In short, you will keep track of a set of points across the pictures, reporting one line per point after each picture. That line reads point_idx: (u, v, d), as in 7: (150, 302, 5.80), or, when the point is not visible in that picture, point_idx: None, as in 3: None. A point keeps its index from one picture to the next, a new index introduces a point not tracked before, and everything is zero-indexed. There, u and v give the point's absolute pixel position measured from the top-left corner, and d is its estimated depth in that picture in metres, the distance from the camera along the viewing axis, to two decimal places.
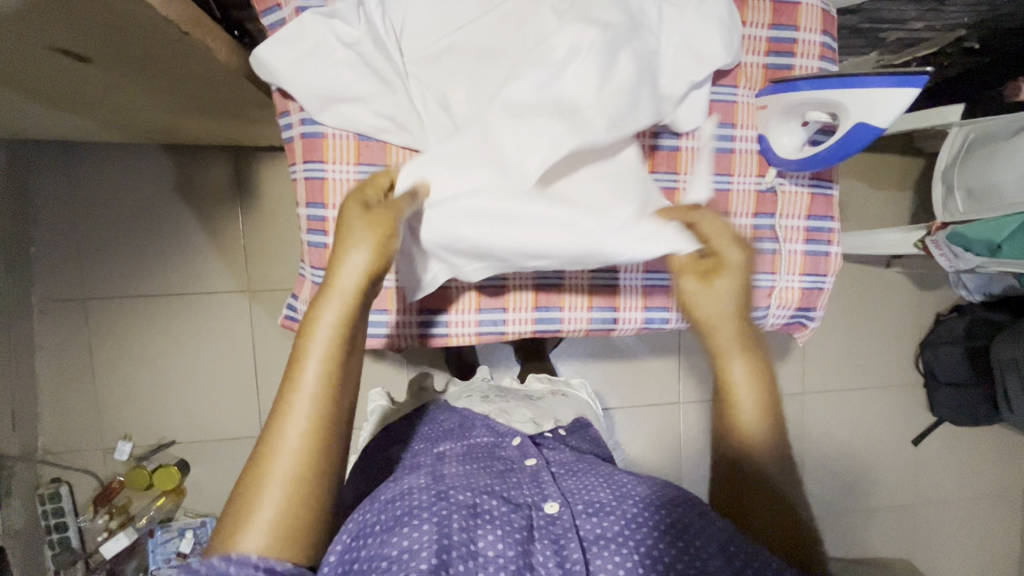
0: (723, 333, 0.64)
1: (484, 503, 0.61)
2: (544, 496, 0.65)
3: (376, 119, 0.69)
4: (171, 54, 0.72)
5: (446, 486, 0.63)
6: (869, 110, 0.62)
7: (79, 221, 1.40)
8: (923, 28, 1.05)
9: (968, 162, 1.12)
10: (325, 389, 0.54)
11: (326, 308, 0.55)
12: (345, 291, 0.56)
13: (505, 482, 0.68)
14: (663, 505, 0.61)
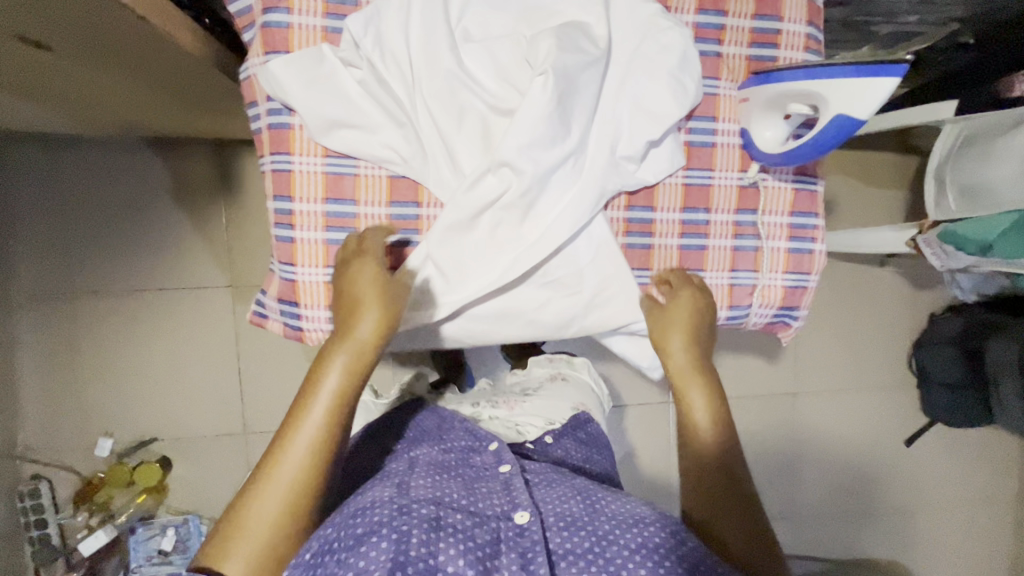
0: (675, 364, 0.71)
1: (447, 517, 0.57)
2: (515, 504, 0.61)
3: (381, 150, 0.68)
4: (133, 43, 0.70)
5: (409, 498, 0.59)
6: (847, 102, 0.60)
7: (59, 216, 1.38)
8: (915, 21, 1.03)
9: (963, 158, 1.10)
10: (318, 444, 0.59)
11: (335, 361, 0.62)
12: (354, 348, 0.63)
13: (473, 493, 0.63)
14: (638, 522, 0.58)
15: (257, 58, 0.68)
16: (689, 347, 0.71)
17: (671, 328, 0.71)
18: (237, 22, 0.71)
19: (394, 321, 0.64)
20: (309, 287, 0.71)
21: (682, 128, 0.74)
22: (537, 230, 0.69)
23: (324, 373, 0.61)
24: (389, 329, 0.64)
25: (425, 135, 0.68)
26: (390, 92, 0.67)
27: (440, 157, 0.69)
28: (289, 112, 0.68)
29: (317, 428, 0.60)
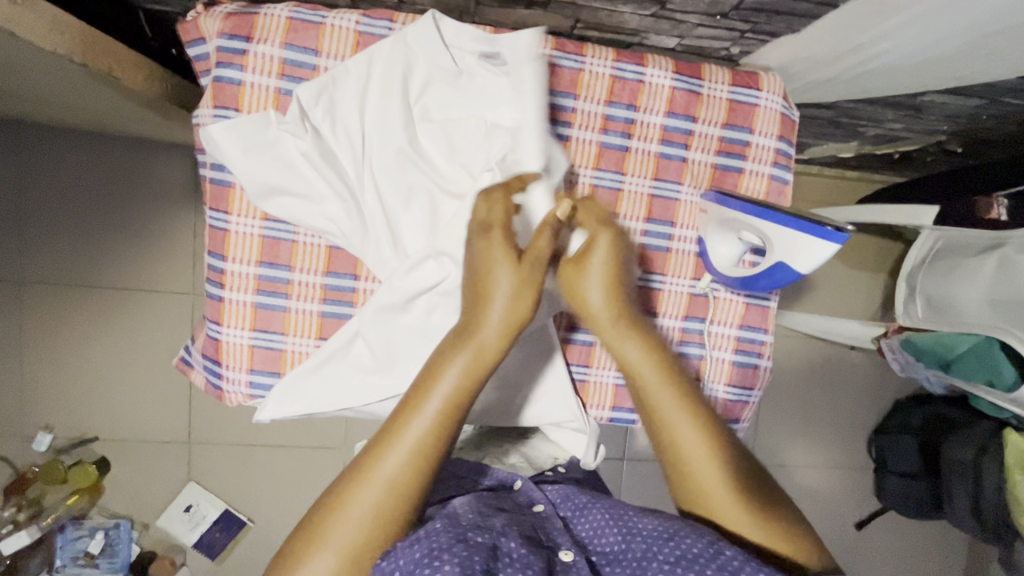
0: (601, 323, 0.61)
1: (505, 545, 0.50)
2: (558, 542, 0.55)
3: (320, 222, 0.65)
4: (80, 78, 0.67)
5: (463, 526, 0.51)
6: (790, 251, 0.59)
7: (22, 202, 1.35)
8: (902, 129, 1.01)
9: (933, 268, 1.08)
10: (423, 447, 0.53)
11: (455, 359, 0.54)
12: (480, 347, 0.55)
13: (516, 522, 0.56)
14: (672, 536, 0.51)
15: (208, 110, 0.66)
16: (608, 287, 0.60)
17: (586, 278, 0.60)
18: (194, 66, 0.68)
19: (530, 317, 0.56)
20: (232, 348, 0.68)
21: (637, 230, 0.72)
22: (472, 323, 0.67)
23: (439, 375, 0.54)
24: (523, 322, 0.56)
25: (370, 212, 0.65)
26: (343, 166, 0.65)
27: (382, 234, 0.65)
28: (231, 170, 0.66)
29: (425, 433, 0.53)
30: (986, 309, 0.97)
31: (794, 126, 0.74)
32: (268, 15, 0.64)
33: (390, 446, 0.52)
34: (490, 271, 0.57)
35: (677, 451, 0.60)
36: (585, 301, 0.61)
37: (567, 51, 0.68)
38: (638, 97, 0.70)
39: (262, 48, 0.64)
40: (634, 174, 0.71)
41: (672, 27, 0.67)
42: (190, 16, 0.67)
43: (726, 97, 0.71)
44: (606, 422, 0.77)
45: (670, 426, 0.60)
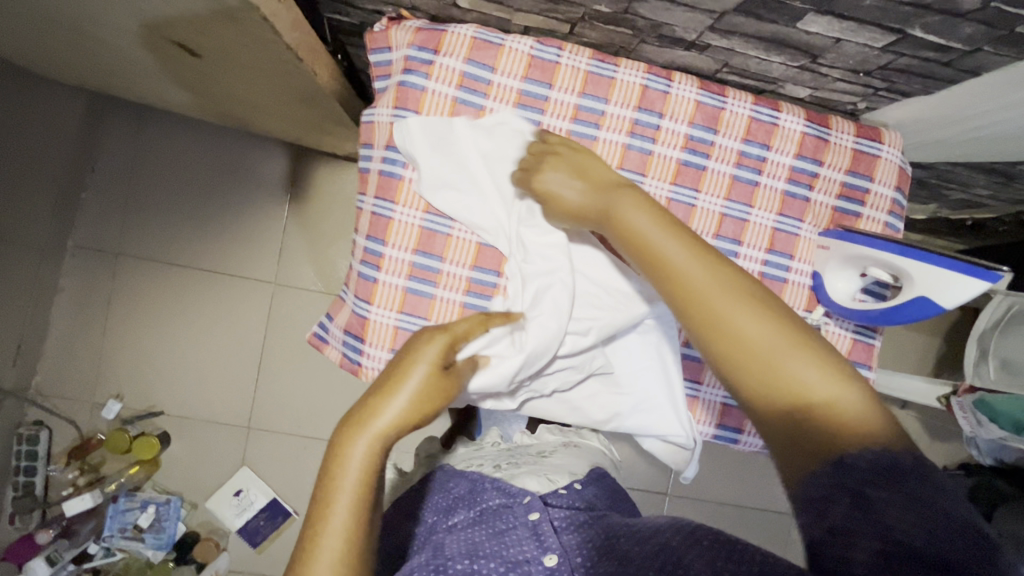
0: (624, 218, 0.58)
1: (482, 567, 0.63)
2: (544, 548, 0.66)
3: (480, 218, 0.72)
4: (277, 70, 0.75)
5: (444, 556, 0.65)
6: (934, 287, 0.64)
7: (133, 181, 1.44)
8: (988, 195, 1.07)
9: (1008, 333, 1.12)
10: (348, 540, 0.48)
11: (364, 430, 0.52)
12: (379, 431, 0.52)
13: (502, 542, 0.68)
14: (663, 551, 0.59)
15: (387, 110, 0.73)
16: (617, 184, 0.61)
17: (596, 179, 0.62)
18: (374, 70, 0.76)
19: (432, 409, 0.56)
20: (378, 327, 0.73)
21: (758, 259, 0.77)
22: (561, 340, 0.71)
23: (343, 460, 0.51)
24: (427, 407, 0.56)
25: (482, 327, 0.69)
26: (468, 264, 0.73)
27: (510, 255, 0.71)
28: (403, 164, 0.73)
29: (346, 524, 0.49)
30: None
31: (909, 179, 0.80)
32: (456, 33, 0.72)
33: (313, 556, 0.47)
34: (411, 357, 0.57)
35: (726, 325, 0.50)
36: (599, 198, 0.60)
37: (711, 93, 0.75)
38: (771, 138, 0.76)
39: (447, 60, 0.72)
40: (760, 208, 0.77)
41: (812, 79, 0.74)
42: (379, 27, 0.75)
43: (851, 146, 0.77)
44: (711, 439, 0.80)
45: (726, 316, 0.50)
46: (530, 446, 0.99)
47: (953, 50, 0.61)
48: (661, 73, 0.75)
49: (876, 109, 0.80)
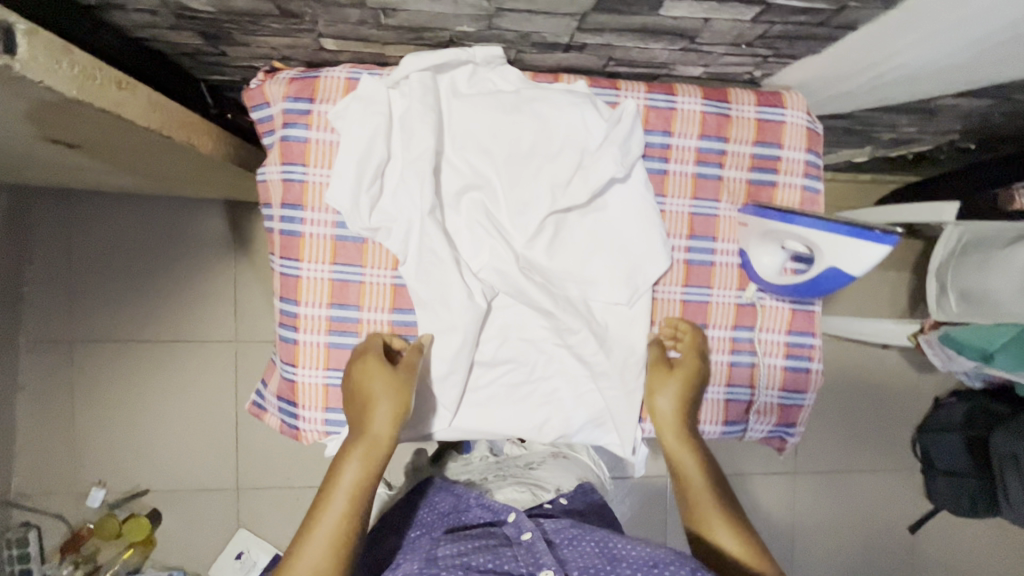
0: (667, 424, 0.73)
1: None
2: (539, 564, 0.63)
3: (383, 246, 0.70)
4: (158, 147, 0.73)
5: (437, 568, 0.62)
6: (844, 259, 0.62)
7: (73, 265, 1.41)
8: (918, 130, 1.05)
9: (962, 262, 1.11)
10: (339, 527, 0.61)
11: (348, 459, 0.64)
12: (369, 446, 0.65)
13: (498, 557, 0.65)
14: (657, 565, 0.59)
15: (276, 167, 0.71)
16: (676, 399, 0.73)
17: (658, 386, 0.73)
18: (258, 128, 0.74)
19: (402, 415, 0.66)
20: (307, 388, 0.72)
21: (681, 247, 0.76)
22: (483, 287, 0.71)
23: (338, 475, 0.63)
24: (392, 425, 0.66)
25: (398, 106, 0.69)
26: (406, 242, 0.69)
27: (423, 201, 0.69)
28: (300, 220, 0.70)
29: (338, 519, 0.61)
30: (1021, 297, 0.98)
31: (821, 139, 0.78)
32: (329, 77, 0.70)
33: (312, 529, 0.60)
34: (364, 385, 0.67)
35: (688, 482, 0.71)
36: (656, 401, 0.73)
37: (599, 90, 0.73)
38: (672, 124, 0.74)
39: (324, 107, 0.70)
40: (673, 196, 0.76)
41: (700, 58, 0.72)
42: (254, 82, 0.73)
43: (754, 116, 0.76)
44: None
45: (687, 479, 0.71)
46: (519, 456, 1.02)
47: (821, 11, 0.59)
48: (546, 78, 0.73)
49: (773, 74, 0.78)
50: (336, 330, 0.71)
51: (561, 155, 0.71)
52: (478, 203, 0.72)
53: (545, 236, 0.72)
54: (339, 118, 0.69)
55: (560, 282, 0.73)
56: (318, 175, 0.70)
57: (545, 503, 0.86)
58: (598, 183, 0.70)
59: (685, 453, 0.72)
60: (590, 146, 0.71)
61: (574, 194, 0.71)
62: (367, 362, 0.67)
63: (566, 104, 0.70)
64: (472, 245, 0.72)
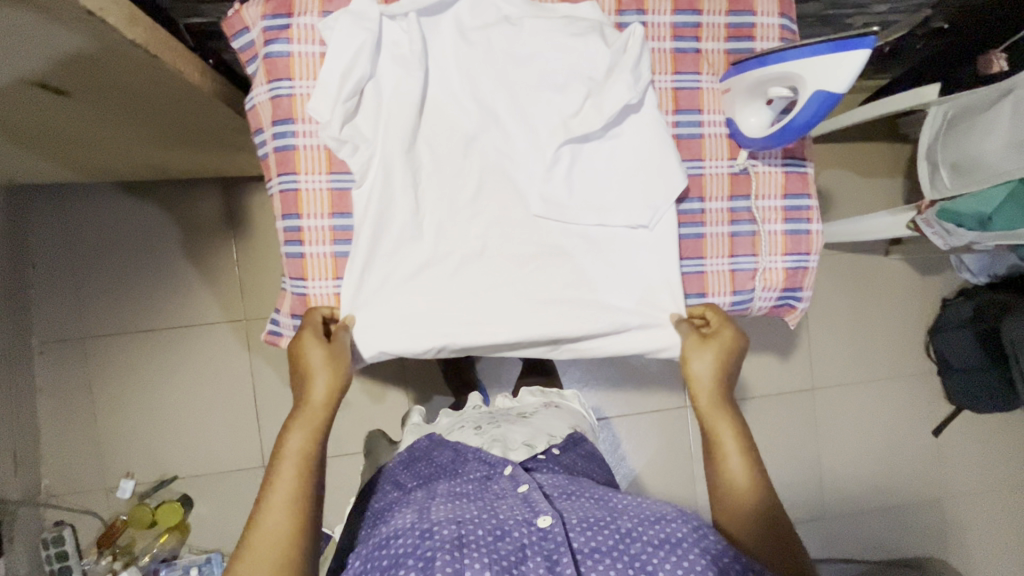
0: (703, 392, 0.72)
1: (470, 533, 0.62)
2: (536, 511, 0.66)
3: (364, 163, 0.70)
4: (145, 79, 0.75)
5: (430, 522, 0.64)
6: (825, 78, 0.63)
7: (76, 262, 1.42)
8: (889, 10, 1.07)
9: (950, 137, 1.12)
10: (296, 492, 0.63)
11: (297, 428, 0.66)
12: (313, 415, 0.67)
13: (492, 509, 0.67)
14: (659, 521, 0.64)
15: (263, 87, 0.72)
16: (715, 368, 0.72)
17: (697, 354, 0.72)
18: (241, 56, 0.75)
19: (342, 378, 0.68)
20: (321, 300, 0.74)
21: (669, 122, 0.77)
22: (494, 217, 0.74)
23: (285, 446, 0.65)
24: (336, 389, 0.68)
25: (402, 40, 0.70)
26: (368, 162, 0.70)
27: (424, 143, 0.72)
28: (294, 133, 0.72)
29: (292, 486, 0.63)
30: (1012, 151, 0.99)
31: (793, 5, 0.79)
32: None
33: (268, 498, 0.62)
34: (305, 368, 0.68)
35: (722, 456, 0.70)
36: (693, 370, 0.73)
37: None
38: (644, 2, 0.75)
39: (304, 20, 0.71)
40: (655, 72, 0.77)
41: None
42: (231, 11, 0.74)
43: None
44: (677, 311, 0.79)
45: (723, 452, 0.70)
46: (511, 407, 1.03)
47: None
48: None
49: None
50: (340, 238, 0.73)
51: (569, 86, 0.73)
52: (489, 143, 0.74)
53: (563, 164, 0.74)
54: (327, 30, 0.69)
55: (576, 210, 0.74)
56: (304, 87, 0.71)
57: (540, 454, 0.85)
58: (613, 108, 0.71)
59: (721, 420, 0.72)
60: (598, 76, 0.72)
61: (587, 119, 0.72)
62: (302, 340, 0.69)
63: (570, 35, 0.71)
64: (477, 180, 0.74)
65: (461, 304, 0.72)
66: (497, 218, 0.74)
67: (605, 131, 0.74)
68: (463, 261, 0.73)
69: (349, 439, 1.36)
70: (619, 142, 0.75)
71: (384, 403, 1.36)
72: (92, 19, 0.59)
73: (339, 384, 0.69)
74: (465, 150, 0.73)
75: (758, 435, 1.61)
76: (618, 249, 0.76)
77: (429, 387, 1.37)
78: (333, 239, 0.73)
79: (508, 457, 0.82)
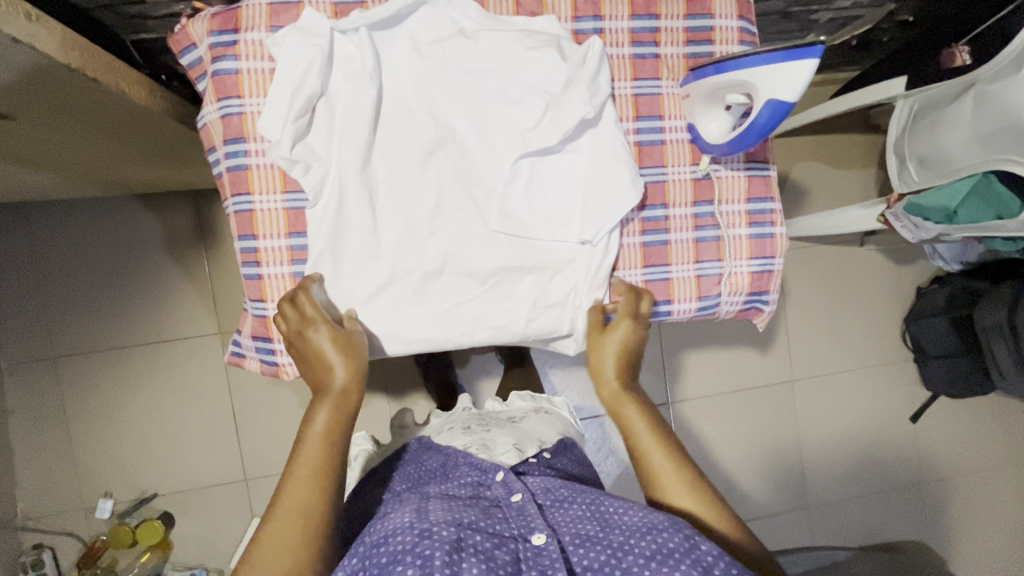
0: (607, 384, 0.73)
1: (468, 538, 0.58)
2: (531, 527, 0.62)
3: (320, 185, 0.69)
4: (90, 99, 0.73)
5: (430, 522, 0.60)
6: (778, 86, 0.62)
7: (42, 281, 1.39)
8: (851, 5, 1.07)
9: (916, 131, 1.14)
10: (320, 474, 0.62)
11: (319, 412, 0.66)
12: (336, 399, 0.66)
13: (490, 518, 0.64)
14: (652, 530, 0.58)
15: (212, 106, 0.70)
16: (614, 355, 0.74)
17: (595, 344, 0.74)
18: (190, 73, 0.73)
19: (360, 365, 0.68)
20: None
21: (630, 130, 0.76)
22: (453, 237, 0.73)
23: (309, 427, 0.65)
24: (357, 377, 0.67)
25: (354, 56, 0.68)
26: (324, 181, 0.69)
27: (378, 162, 0.71)
28: (246, 152, 0.70)
29: (316, 467, 0.62)
30: (974, 147, 1.00)
31: (751, 7, 0.79)
32: (250, 5, 0.69)
33: (294, 477, 0.61)
34: (320, 352, 0.67)
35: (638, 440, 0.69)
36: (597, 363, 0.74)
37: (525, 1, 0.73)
38: (602, 7, 0.74)
39: (251, 36, 0.69)
40: (615, 79, 0.76)
41: None
42: (178, 27, 0.72)
43: None
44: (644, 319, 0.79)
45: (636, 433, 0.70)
46: (501, 411, 1.01)
47: None
48: (504, 10, 0.73)
49: None
50: (298, 258, 0.72)
51: (528, 99, 0.72)
52: (446, 158, 0.72)
53: (521, 180, 0.73)
54: (275, 46, 0.67)
55: (537, 226, 0.73)
56: (254, 105, 0.70)
57: (530, 458, 0.83)
58: (568, 123, 0.70)
59: (625, 403, 0.72)
60: (556, 89, 0.71)
61: (545, 133, 0.71)
62: (315, 326, 0.67)
63: (526, 48, 0.70)
64: (438, 195, 0.72)
65: (422, 325, 0.72)
66: (456, 236, 0.73)
67: (564, 145, 0.73)
68: (423, 279, 0.72)
69: None
70: (580, 156, 0.74)
71: (363, 412, 1.34)
72: (21, 45, 0.57)
73: (358, 370, 0.68)
74: (424, 165, 0.72)
75: (740, 429, 1.62)
76: (579, 267, 0.75)
77: (408, 394, 1.36)
78: (292, 260, 0.72)
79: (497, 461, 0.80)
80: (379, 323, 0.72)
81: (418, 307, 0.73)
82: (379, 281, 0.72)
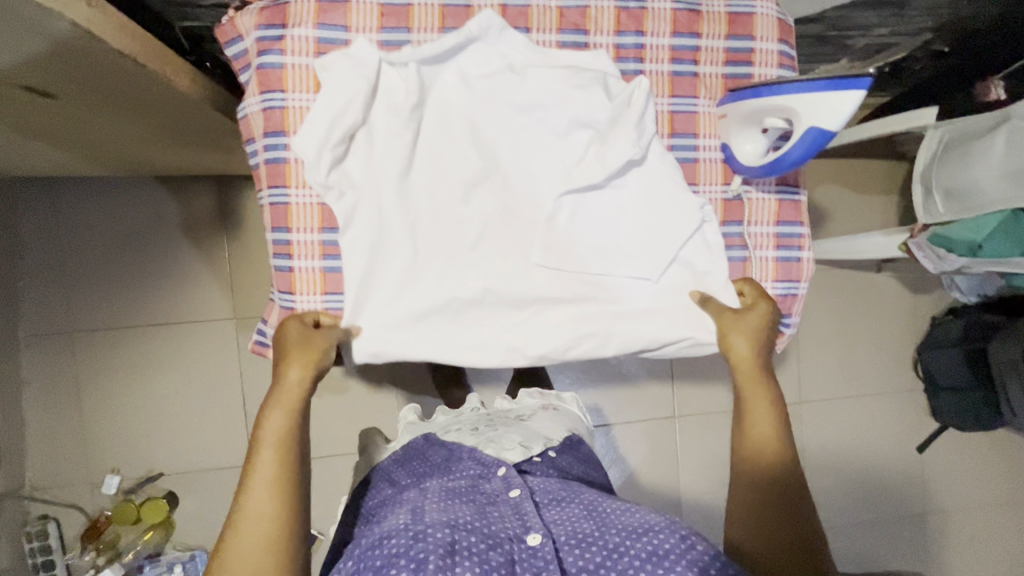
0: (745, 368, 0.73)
1: (463, 540, 0.58)
2: (527, 526, 0.63)
3: (360, 207, 0.71)
4: (134, 83, 0.74)
5: (424, 524, 0.60)
6: (823, 115, 0.63)
7: (64, 256, 1.41)
8: (889, 33, 1.07)
9: (945, 161, 1.11)
10: (279, 473, 0.63)
11: (272, 412, 0.66)
12: (287, 398, 0.67)
13: (485, 517, 0.64)
14: (648, 532, 0.59)
15: (255, 98, 0.71)
16: (751, 344, 0.73)
17: (736, 328, 0.73)
18: (234, 64, 0.74)
19: (319, 361, 0.68)
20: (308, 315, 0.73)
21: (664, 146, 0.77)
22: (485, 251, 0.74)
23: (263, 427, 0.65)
24: (315, 372, 0.68)
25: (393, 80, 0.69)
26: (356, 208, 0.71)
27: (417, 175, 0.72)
28: (285, 146, 0.71)
29: (272, 468, 0.63)
30: (1003, 182, 1.00)
31: (792, 30, 0.79)
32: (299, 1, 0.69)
33: (251, 478, 0.62)
34: (284, 351, 0.69)
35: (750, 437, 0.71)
36: (731, 346, 0.74)
37: (568, 12, 0.73)
38: (644, 23, 0.75)
39: (298, 31, 0.69)
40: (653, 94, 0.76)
41: None
42: (225, 18, 0.73)
43: (723, 10, 0.76)
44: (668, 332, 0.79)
45: (751, 428, 0.71)
46: (510, 409, 1.02)
47: None
48: (546, 22, 0.73)
49: None
50: (328, 254, 0.73)
51: (571, 134, 0.73)
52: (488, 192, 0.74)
53: (560, 217, 0.74)
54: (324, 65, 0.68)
55: (575, 259, 0.74)
56: (297, 100, 0.70)
57: (535, 456, 0.82)
58: (613, 165, 0.71)
59: (757, 390, 0.73)
60: (601, 130, 0.73)
61: (589, 171, 0.72)
62: (283, 326, 0.70)
63: (575, 86, 0.71)
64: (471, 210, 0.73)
65: (452, 344, 0.73)
66: (489, 262, 0.74)
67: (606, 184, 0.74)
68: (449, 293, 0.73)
69: (337, 441, 1.35)
70: (622, 192, 0.75)
71: (373, 407, 1.36)
72: (77, 28, 0.58)
73: (314, 364, 0.68)
74: (465, 195, 0.73)
75: None
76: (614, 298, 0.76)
77: None
78: (322, 254, 0.73)
79: (500, 456, 0.80)
80: (407, 326, 0.73)
81: (441, 310, 0.73)
82: (414, 300, 0.73)
